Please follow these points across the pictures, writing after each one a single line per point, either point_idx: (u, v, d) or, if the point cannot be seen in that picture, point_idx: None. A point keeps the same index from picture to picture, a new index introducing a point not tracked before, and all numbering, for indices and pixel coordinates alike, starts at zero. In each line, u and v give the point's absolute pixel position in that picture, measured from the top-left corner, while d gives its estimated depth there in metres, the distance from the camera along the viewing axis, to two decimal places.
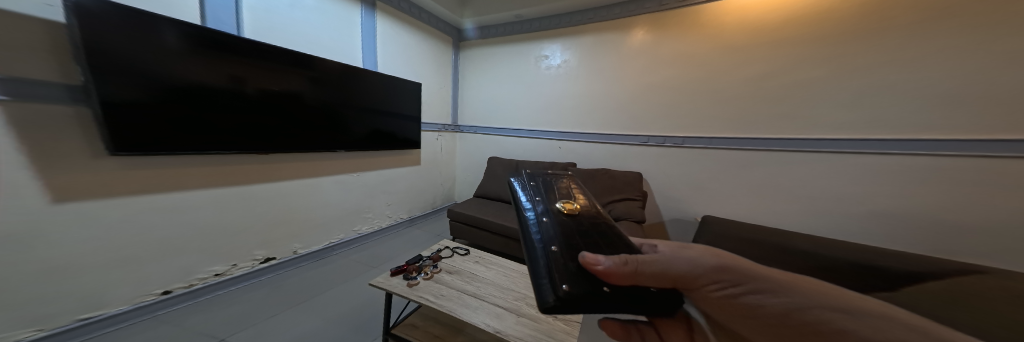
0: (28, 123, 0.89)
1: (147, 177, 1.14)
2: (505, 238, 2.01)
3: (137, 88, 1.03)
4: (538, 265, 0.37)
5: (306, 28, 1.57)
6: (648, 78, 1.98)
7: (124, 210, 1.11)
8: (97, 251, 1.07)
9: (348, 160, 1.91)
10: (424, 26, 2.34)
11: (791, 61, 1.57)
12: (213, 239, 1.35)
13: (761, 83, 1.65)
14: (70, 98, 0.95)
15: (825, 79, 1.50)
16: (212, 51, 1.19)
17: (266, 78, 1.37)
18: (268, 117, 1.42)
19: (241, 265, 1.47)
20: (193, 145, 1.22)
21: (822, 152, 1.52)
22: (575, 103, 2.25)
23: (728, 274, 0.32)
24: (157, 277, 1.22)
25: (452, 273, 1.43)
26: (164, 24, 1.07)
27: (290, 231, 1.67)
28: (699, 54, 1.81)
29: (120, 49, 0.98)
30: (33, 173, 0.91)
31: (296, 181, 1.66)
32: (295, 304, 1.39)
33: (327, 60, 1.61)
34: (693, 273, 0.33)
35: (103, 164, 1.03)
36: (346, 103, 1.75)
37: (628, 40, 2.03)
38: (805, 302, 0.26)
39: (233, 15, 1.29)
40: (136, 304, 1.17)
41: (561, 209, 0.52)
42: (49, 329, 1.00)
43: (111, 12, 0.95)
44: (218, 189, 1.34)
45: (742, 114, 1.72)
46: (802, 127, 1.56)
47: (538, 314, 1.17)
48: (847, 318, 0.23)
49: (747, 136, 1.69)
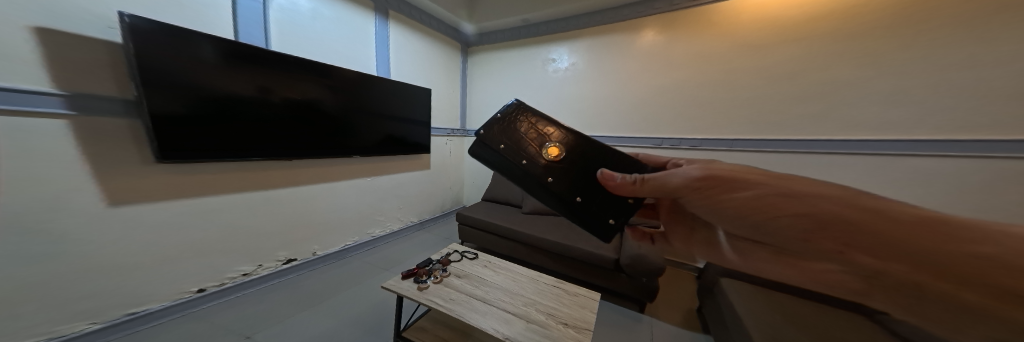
0: (91, 134, 0.98)
1: (186, 183, 1.22)
2: (513, 243, 1.98)
3: (180, 101, 1.11)
4: (577, 212, 0.61)
5: (325, 38, 1.63)
6: (662, 79, 1.91)
7: (166, 213, 1.19)
8: (142, 251, 1.16)
9: (364, 165, 1.97)
10: (434, 33, 2.38)
11: (824, 57, 1.46)
12: (240, 240, 1.43)
13: (789, 82, 1.56)
14: (124, 111, 1.03)
15: (860, 77, 1.39)
16: (244, 64, 1.27)
17: (290, 88, 1.44)
18: (292, 125, 1.49)
19: (266, 265, 1.55)
20: (227, 152, 1.30)
21: (852, 154, 1.44)
22: (586, 105, 2.22)
23: (713, 182, 0.45)
24: (192, 276, 1.30)
25: (462, 277, 1.43)
26: (204, 41, 1.15)
27: (309, 233, 1.73)
28: (717, 53, 1.73)
29: (167, 65, 1.06)
30: (93, 179, 1.01)
31: (315, 185, 1.72)
32: (312, 305, 1.43)
33: (344, 69, 1.66)
34: (685, 186, 0.48)
35: (151, 170, 1.12)
36: (362, 110, 1.81)
37: (642, 41, 1.96)
38: (770, 192, 0.39)
39: (261, 29, 1.37)
40: (175, 300, 1.26)
41: (550, 159, 0.66)
42: (102, 322, 1.10)
43: (156, 32, 1.02)
44: (246, 193, 1.42)
45: (767, 115, 1.63)
46: (833, 128, 1.47)
47: (548, 320, 1.14)
48: (796, 200, 0.37)
49: (771, 137, 1.62)
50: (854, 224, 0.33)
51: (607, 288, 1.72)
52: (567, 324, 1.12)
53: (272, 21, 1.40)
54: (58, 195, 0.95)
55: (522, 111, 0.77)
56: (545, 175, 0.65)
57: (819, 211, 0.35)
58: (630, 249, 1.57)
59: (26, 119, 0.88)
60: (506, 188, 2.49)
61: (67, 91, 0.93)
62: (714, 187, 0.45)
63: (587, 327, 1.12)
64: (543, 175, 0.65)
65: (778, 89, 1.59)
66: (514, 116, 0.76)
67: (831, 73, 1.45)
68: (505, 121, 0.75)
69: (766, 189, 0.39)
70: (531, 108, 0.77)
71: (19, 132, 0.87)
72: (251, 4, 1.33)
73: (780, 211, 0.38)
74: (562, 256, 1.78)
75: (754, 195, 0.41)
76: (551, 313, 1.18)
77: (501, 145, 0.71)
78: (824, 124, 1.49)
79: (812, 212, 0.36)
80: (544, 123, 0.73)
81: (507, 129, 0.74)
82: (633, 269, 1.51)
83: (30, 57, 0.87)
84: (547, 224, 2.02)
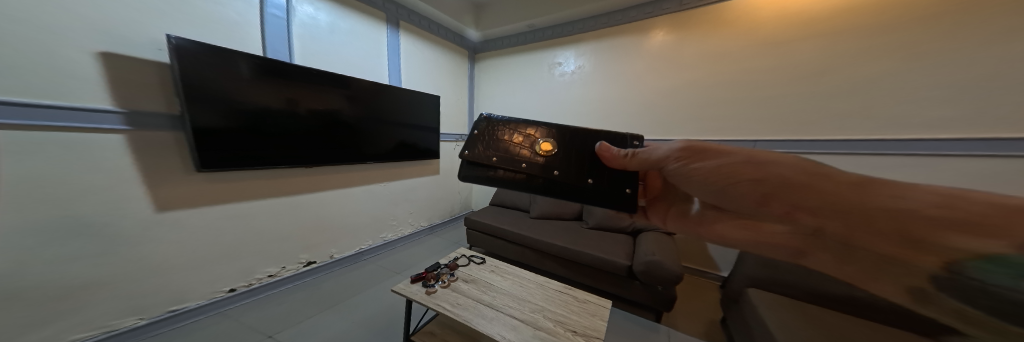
0: (143, 147, 1.10)
1: (221, 190, 1.32)
2: (521, 248, 1.98)
3: (217, 114, 1.21)
4: (594, 195, 0.60)
5: (342, 49, 1.72)
6: (674, 80, 1.87)
7: (203, 218, 1.29)
8: (183, 253, 1.25)
9: (378, 171, 2.05)
10: (443, 42, 2.45)
11: (851, 53, 1.38)
12: (264, 243, 1.52)
13: (815, 80, 1.47)
14: (170, 125, 1.15)
15: (892, 72, 1.30)
16: (272, 79, 1.36)
17: (313, 99, 1.53)
18: (312, 133, 1.57)
19: (289, 268, 1.64)
20: (256, 161, 1.39)
21: (887, 156, 1.34)
22: (594, 108, 2.21)
23: (689, 154, 0.51)
24: (224, 277, 1.39)
25: (469, 282, 1.43)
26: (240, 58, 1.25)
27: (327, 237, 1.80)
28: (733, 52, 1.66)
29: (208, 81, 1.17)
30: (144, 187, 1.12)
31: (333, 191, 1.80)
32: (329, 307, 1.49)
33: (360, 79, 1.74)
34: (664, 157, 0.54)
35: (193, 179, 1.23)
36: (377, 119, 1.88)
37: (650, 42, 1.94)
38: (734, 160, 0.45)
39: (286, 44, 1.47)
40: (209, 299, 1.35)
41: (547, 154, 0.65)
42: (148, 318, 1.20)
43: (199, 52, 1.13)
44: (273, 200, 1.52)
45: (791, 115, 1.54)
46: (862, 128, 1.38)
47: (556, 328, 1.13)
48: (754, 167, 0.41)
49: (794, 139, 1.53)
50: (799, 184, 0.36)
51: (619, 296, 1.67)
52: (575, 332, 1.10)
53: (296, 36, 1.50)
54: (112, 200, 1.06)
55: (497, 122, 0.75)
56: (548, 171, 0.64)
57: (769, 175, 0.39)
58: (643, 255, 1.50)
59: (88, 135, 0.99)
60: (514, 192, 2.49)
61: (125, 109, 1.05)
62: (696, 157, 0.51)
63: (597, 336, 1.09)
64: (546, 171, 0.64)
65: (802, 87, 1.50)
66: (494, 128, 0.75)
67: (860, 70, 1.36)
68: (488, 135, 0.74)
69: (730, 156, 0.45)
70: (504, 115, 0.76)
71: (83, 146, 0.99)
72: (277, 21, 1.43)
73: (742, 176, 0.43)
74: (571, 261, 1.76)
75: (721, 163, 0.47)
76: (559, 320, 1.17)
77: (494, 158, 0.70)
78: (852, 124, 1.40)
79: (765, 176, 0.40)
80: (525, 124, 0.72)
81: (492, 143, 0.73)
82: (647, 276, 1.45)
83: (93, 79, 0.98)
84: (556, 229, 1.99)
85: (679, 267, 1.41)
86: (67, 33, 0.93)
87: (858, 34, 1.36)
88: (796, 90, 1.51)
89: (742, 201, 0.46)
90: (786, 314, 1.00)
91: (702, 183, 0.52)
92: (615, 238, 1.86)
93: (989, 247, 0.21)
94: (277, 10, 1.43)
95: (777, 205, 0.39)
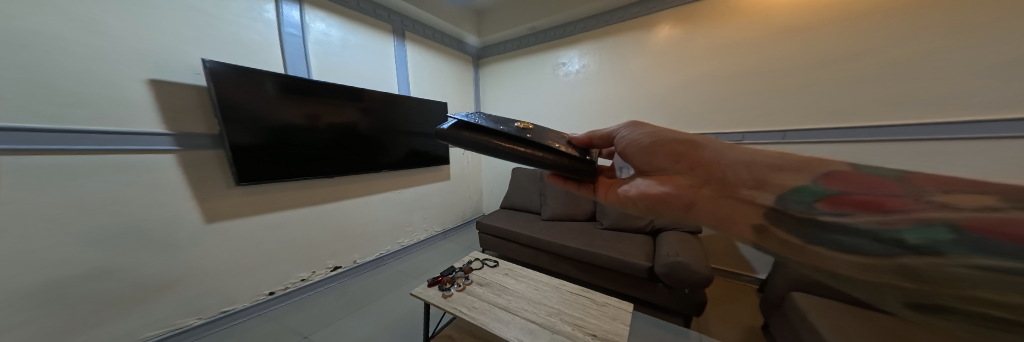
0: (194, 165, 1.21)
1: (257, 201, 1.43)
2: (534, 251, 1.94)
3: (248, 132, 1.30)
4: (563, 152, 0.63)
5: (355, 65, 1.80)
6: (686, 75, 1.76)
7: (244, 227, 1.40)
8: (231, 259, 1.36)
9: (394, 179, 2.10)
10: (446, 49, 2.47)
11: (889, 32, 1.23)
12: (294, 251, 1.60)
13: (848, 64, 1.32)
14: (212, 144, 1.25)
15: (944, 52, 1.15)
16: (295, 96, 1.45)
17: (331, 113, 1.61)
18: (331, 146, 1.64)
19: (319, 272, 1.72)
20: (283, 173, 1.47)
21: (959, 139, 1.15)
22: (602, 108, 2.12)
23: (637, 128, 0.67)
24: (266, 281, 1.49)
25: (484, 285, 1.41)
26: (267, 78, 1.34)
27: (352, 244, 1.87)
28: (747, 42, 1.55)
29: (241, 101, 1.26)
30: (194, 200, 1.23)
31: (355, 200, 1.87)
32: (353, 310, 1.52)
33: (372, 91, 1.79)
34: (617, 131, 0.71)
35: (233, 192, 1.34)
36: (390, 128, 1.94)
37: (654, 38, 1.85)
38: (672, 134, 0.63)
39: (304, 62, 1.55)
40: (253, 301, 1.45)
41: (523, 128, 0.66)
42: (204, 317, 1.31)
43: (230, 74, 1.21)
44: (301, 209, 1.61)
45: (826, 100, 1.38)
46: (926, 111, 1.20)
47: (574, 331, 1.09)
48: (683, 137, 0.61)
49: (840, 124, 1.36)
50: (702, 148, 0.58)
51: (643, 300, 1.58)
52: (595, 336, 1.06)
53: (312, 53, 1.58)
54: (169, 213, 1.18)
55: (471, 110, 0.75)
56: (525, 133, 0.64)
57: (691, 142, 0.60)
58: (665, 256, 1.41)
59: (146, 156, 1.10)
60: (526, 195, 2.45)
61: (173, 131, 1.15)
62: (646, 129, 0.66)
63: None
64: (523, 133, 0.64)
65: (834, 72, 1.36)
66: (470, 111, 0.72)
67: (907, 48, 1.20)
68: (478, 118, 0.67)
69: (671, 131, 0.63)
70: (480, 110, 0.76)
71: (143, 165, 1.10)
72: (294, 39, 1.50)
73: (667, 143, 0.62)
74: (587, 263, 1.70)
75: (660, 132, 0.65)
76: (577, 323, 1.13)
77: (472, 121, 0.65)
78: (905, 105, 1.23)
79: (687, 142, 0.60)
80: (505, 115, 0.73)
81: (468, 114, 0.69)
82: (670, 279, 1.35)
83: (147, 105, 1.09)
84: (570, 231, 1.93)
85: (707, 268, 1.30)
86: (122, 66, 1.03)
87: (903, 7, 1.20)
88: (829, 77, 1.37)
89: (663, 164, 0.63)
90: (841, 322, 0.87)
91: (641, 148, 0.66)
92: (636, 239, 1.76)
93: (798, 182, 0.42)
94: (293, 28, 1.50)
95: (684, 164, 0.59)
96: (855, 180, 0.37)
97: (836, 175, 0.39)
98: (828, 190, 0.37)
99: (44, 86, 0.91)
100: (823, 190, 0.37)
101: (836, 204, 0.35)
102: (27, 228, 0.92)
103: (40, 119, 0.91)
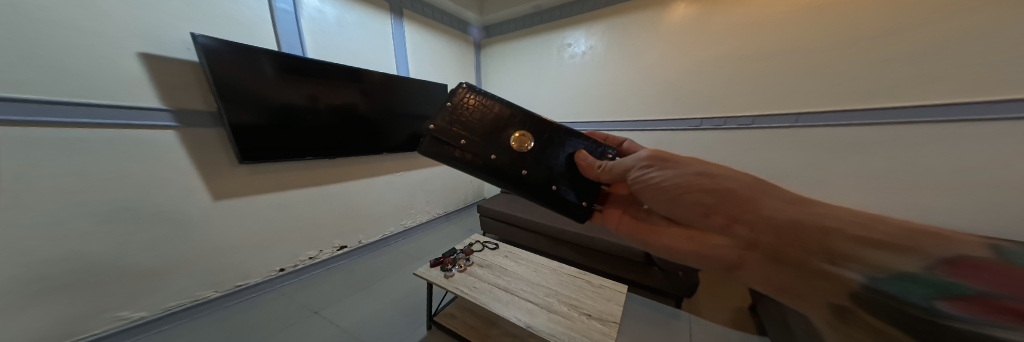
0: (196, 143, 1.20)
1: (261, 181, 1.44)
2: (534, 235, 1.97)
3: (249, 110, 1.29)
4: (551, 200, 0.66)
5: (351, 44, 1.72)
6: (699, 57, 1.68)
7: (251, 206, 1.41)
8: (240, 236, 1.39)
9: (395, 161, 2.10)
10: (445, 29, 2.35)
11: (924, 9, 1.15)
12: (300, 230, 1.63)
13: (874, 45, 1.26)
14: (212, 122, 1.24)
15: (979, 33, 1.08)
16: (293, 76, 1.40)
17: (331, 94, 1.57)
18: (332, 127, 1.62)
19: (325, 251, 1.76)
20: (285, 153, 1.46)
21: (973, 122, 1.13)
22: (608, 92, 2.06)
23: (656, 163, 0.59)
24: (275, 259, 1.54)
25: (484, 267, 1.45)
26: (263, 56, 1.29)
27: (356, 225, 1.90)
28: (768, 20, 1.47)
29: (238, 79, 1.22)
30: (201, 180, 1.24)
31: (358, 182, 1.88)
32: (359, 288, 1.58)
33: (371, 72, 1.74)
34: (631, 164, 0.62)
35: (238, 170, 1.34)
36: (392, 110, 1.91)
37: (668, 16, 1.75)
38: (699, 175, 0.51)
39: (298, 38, 1.47)
40: (265, 277, 1.51)
41: (520, 146, 0.71)
42: (220, 291, 1.36)
43: (225, 50, 1.17)
44: (306, 190, 1.63)
45: (844, 85, 1.34)
46: (948, 95, 1.15)
47: (572, 311, 1.13)
48: (711, 180, 0.49)
49: (852, 108, 1.33)
50: (741, 199, 0.44)
51: (637, 282, 1.63)
52: (590, 316, 1.10)
53: (306, 31, 1.51)
54: (175, 190, 1.18)
55: (466, 90, 0.77)
56: (518, 169, 0.68)
57: (721, 187, 0.47)
58: None
59: (147, 133, 1.09)
60: None
61: (171, 107, 1.13)
62: (664, 163, 0.57)
63: (613, 321, 1.08)
64: (515, 167, 0.69)
65: (857, 54, 1.30)
66: (465, 108, 0.74)
67: (940, 27, 1.13)
68: (471, 135, 0.71)
69: (694, 168, 0.53)
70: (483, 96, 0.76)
71: (145, 141, 1.08)
72: (287, 16, 1.42)
73: (691, 187, 0.51)
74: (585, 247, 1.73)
75: (680, 172, 0.54)
76: (573, 304, 1.17)
77: (461, 140, 0.69)
78: (928, 89, 1.18)
79: (716, 187, 0.48)
80: (508, 115, 0.75)
81: (464, 124, 0.73)
82: (666, 262, 1.39)
83: (140, 81, 1.05)
84: None
85: None
86: (111, 37, 0.98)
87: None
88: (851, 58, 1.31)
89: (688, 213, 0.52)
90: None
91: (660, 190, 0.57)
92: None
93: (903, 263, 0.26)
94: (286, 4, 1.42)
95: (717, 217, 0.46)
96: (1012, 275, 0.21)
97: (963, 264, 0.23)
98: (956, 286, 0.22)
99: (30, 55, 0.86)
100: (946, 283, 0.23)
101: (971, 307, 0.21)
102: (39, 202, 0.92)
103: (37, 91, 0.88)
